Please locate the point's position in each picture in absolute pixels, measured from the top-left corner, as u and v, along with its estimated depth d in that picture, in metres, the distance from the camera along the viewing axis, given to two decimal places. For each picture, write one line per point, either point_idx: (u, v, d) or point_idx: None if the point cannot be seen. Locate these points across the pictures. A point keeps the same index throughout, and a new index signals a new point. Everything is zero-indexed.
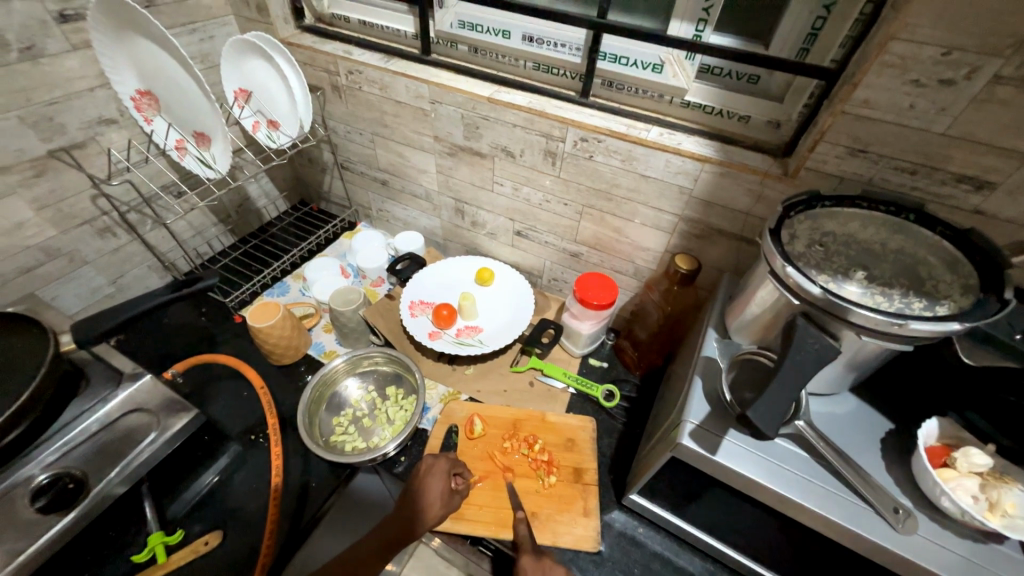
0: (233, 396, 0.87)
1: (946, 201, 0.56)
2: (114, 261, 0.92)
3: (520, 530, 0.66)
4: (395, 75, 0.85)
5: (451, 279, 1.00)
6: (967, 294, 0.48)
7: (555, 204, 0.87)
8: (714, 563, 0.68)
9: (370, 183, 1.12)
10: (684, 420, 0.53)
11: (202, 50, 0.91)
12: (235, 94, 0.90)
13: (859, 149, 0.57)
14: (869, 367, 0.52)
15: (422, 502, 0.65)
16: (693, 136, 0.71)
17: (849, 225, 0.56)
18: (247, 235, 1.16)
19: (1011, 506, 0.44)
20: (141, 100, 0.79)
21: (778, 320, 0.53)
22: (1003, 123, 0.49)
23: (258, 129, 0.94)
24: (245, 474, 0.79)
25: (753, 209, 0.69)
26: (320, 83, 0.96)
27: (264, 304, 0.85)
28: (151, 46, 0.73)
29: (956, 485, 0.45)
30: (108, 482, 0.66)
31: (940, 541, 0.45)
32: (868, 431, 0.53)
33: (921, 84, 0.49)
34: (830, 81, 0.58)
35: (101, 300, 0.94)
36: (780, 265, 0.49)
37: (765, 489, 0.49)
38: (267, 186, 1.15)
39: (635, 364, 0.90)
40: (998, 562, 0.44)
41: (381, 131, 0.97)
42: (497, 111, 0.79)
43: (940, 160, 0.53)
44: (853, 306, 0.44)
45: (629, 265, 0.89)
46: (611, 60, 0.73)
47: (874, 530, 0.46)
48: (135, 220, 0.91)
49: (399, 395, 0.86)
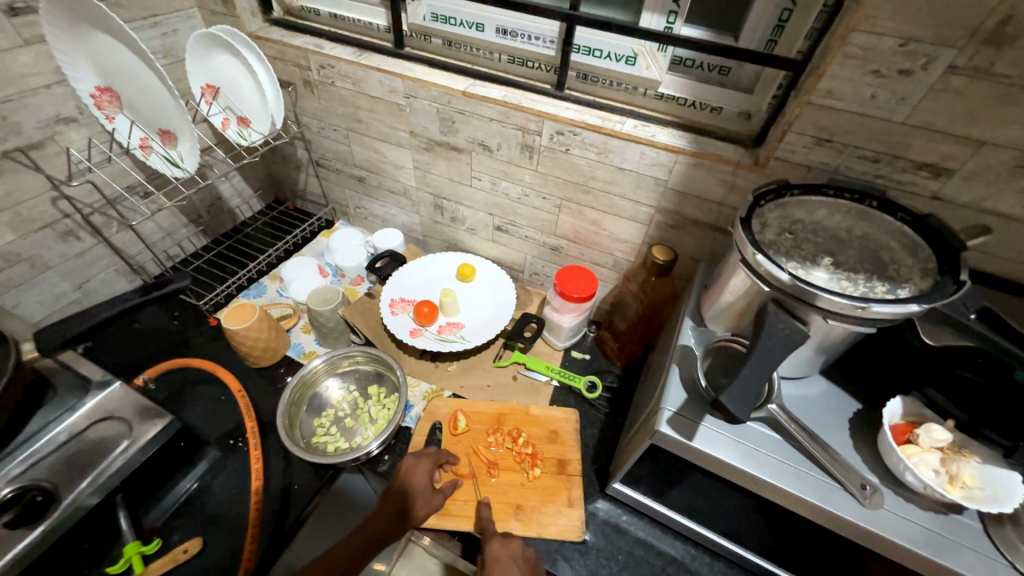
0: (210, 400, 0.85)
1: (907, 188, 0.58)
2: (79, 265, 0.89)
3: (482, 515, 0.67)
4: (368, 69, 0.83)
5: (432, 276, 0.99)
6: (926, 277, 0.50)
7: (534, 197, 0.87)
8: (695, 546, 0.70)
9: (347, 180, 1.10)
10: (662, 408, 0.54)
11: (165, 45, 0.88)
12: (201, 90, 0.87)
13: (825, 139, 0.58)
14: (837, 349, 0.54)
15: (406, 499, 0.65)
16: (667, 127, 0.72)
17: (816, 213, 0.57)
18: (220, 236, 1.13)
19: (970, 478, 0.47)
20: (101, 97, 0.76)
21: (750, 307, 0.54)
22: (958, 112, 0.51)
23: (228, 126, 0.91)
24: (224, 480, 0.77)
25: (726, 199, 0.70)
26: (291, 78, 0.94)
27: (240, 306, 0.83)
28: (112, 41, 0.71)
29: (918, 460, 0.47)
30: (80, 492, 0.63)
31: (906, 514, 0.47)
32: (838, 412, 0.55)
33: (881, 74, 0.51)
34: (797, 71, 0.59)
35: (67, 306, 0.91)
36: (750, 253, 0.50)
37: (740, 472, 0.50)
38: (239, 185, 1.13)
39: (617, 355, 0.91)
40: (957, 531, 0.46)
41: (355, 127, 0.96)
42: (473, 105, 0.79)
43: (901, 149, 0.55)
44: (820, 291, 0.46)
45: (608, 257, 0.89)
46: (585, 52, 0.73)
47: (844, 507, 0.47)
48: (100, 223, 0.88)
49: (382, 394, 0.85)
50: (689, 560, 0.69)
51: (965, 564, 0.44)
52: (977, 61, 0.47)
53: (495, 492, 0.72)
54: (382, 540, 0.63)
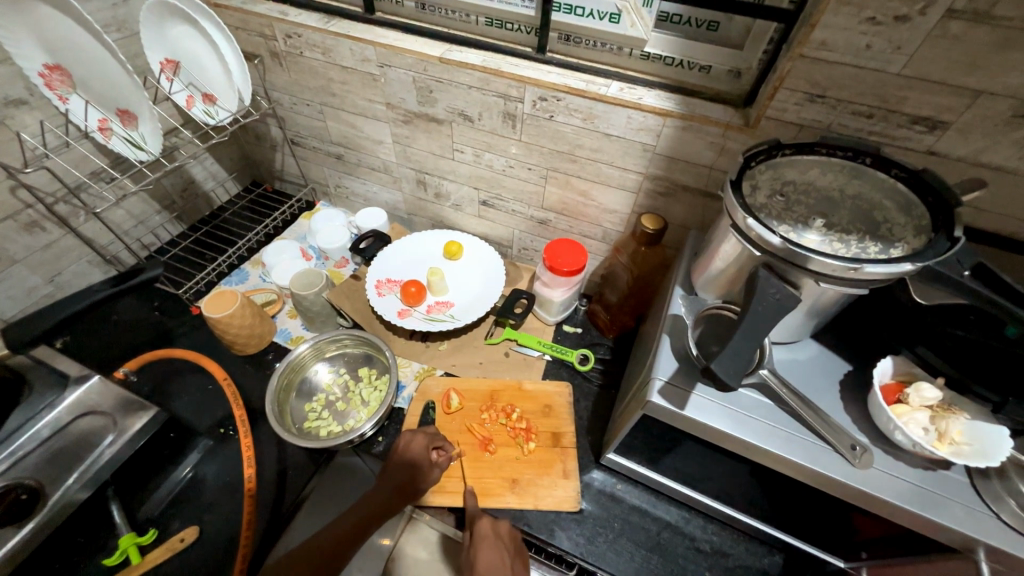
0: (198, 390, 0.84)
1: (901, 144, 0.56)
2: (48, 258, 0.85)
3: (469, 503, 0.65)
4: (337, 37, 0.78)
5: (418, 255, 0.97)
6: (920, 235, 0.49)
7: (519, 169, 0.84)
8: (689, 510, 0.71)
9: (325, 158, 1.06)
10: (653, 378, 0.53)
11: (117, 17, 0.82)
12: (161, 65, 0.80)
13: (817, 95, 0.56)
14: (829, 312, 0.53)
15: (407, 474, 0.65)
16: (654, 90, 0.68)
17: (808, 172, 0.56)
18: (197, 222, 1.09)
19: (958, 434, 0.47)
20: (51, 76, 0.71)
21: (741, 274, 0.53)
22: (955, 61, 0.48)
23: (193, 105, 0.86)
24: (218, 468, 0.77)
25: (716, 162, 0.68)
26: (256, 49, 0.88)
27: (220, 292, 0.80)
28: (56, 15, 0.66)
29: (908, 419, 0.48)
30: (68, 488, 0.63)
31: (893, 472, 0.47)
32: (828, 374, 0.55)
33: (876, 22, 0.48)
34: (788, 24, 0.56)
35: (40, 300, 0.87)
36: (741, 218, 0.48)
37: (734, 439, 0.50)
38: (213, 168, 1.08)
39: (609, 328, 0.90)
40: (943, 486, 0.46)
41: (329, 101, 0.91)
42: (450, 72, 0.75)
43: (896, 102, 0.53)
44: (812, 254, 0.44)
45: (597, 228, 0.88)
46: (567, 11, 0.69)
47: (835, 467, 0.48)
48: (65, 213, 0.84)
49: (372, 376, 0.84)
50: (683, 523, 0.70)
51: (951, 517, 0.44)
52: (978, 3, 0.44)
53: (492, 468, 0.72)
54: (383, 515, 0.64)
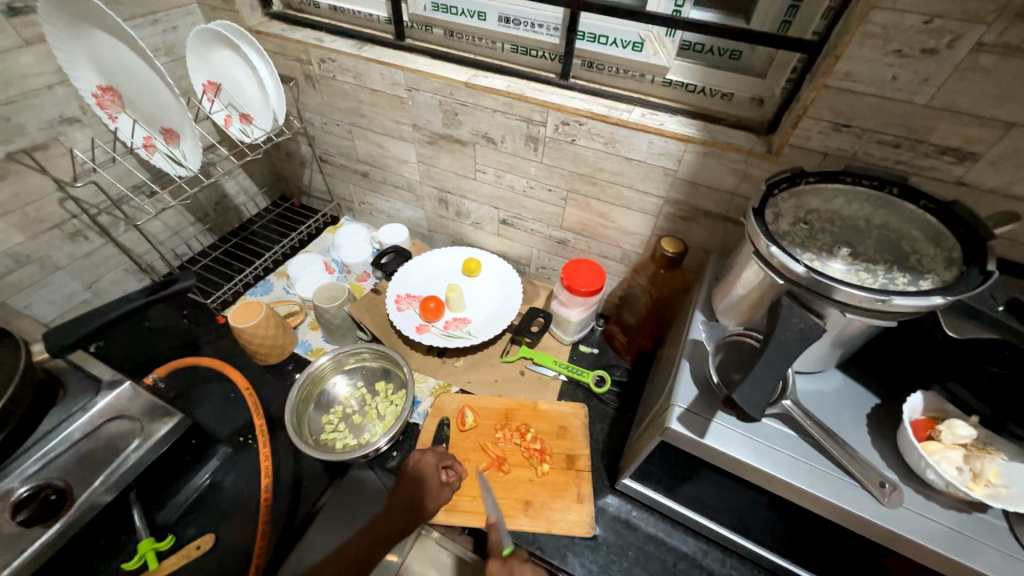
0: (220, 398, 0.86)
1: (930, 174, 0.55)
2: (88, 265, 0.89)
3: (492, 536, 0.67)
4: (368, 62, 0.82)
5: (438, 271, 0.99)
6: (950, 267, 0.48)
7: (539, 190, 0.86)
8: (707, 542, 0.69)
9: (351, 175, 1.10)
10: (672, 404, 0.53)
11: (165, 42, 0.88)
12: (202, 87, 0.86)
13: (842, 124, 0.56)
14: (855, 342, 0.52)
15: (413, 495, 0.65)
16: (676, 115, 0.69)
17: (832, 201, 0.55)
18: (227, 234, 1.13)
19: (994, 476, 0.45)
20: (103, 96, 0.76)
21: (764, 300, 0.52)
22: (984, 93, 0.48)
23: (231, 124, 0.91)
24: (235, 477, 0.78)
25: (737, 188, 0.68)
26: (292, 72, 0.93)
27: (247, 303, 0.83)
28: (111, 41, 0.70)
29: (941, 457, 0.46)
30: (92, 491, 0.65)
31: (925, 512, 0.45)
32: (856, 407, 0.53)
33: (903, 54, 0.48)
34: (812, 54, 0.56)
35: (78, 306, 0.91)
36: (764, 245, 0.48)
37: (755, 470, 0.49)
38: (245, 182, 1.12)
39: (626, 349, 0.90)
40: (980, 530, 0.44)
41: (358, 122, 0.95)
42: (475, 97, 0.77)
43: (923, 133, 0.53)
44: (837, 284, 0.44)
45: (616, 250, 0.88)
46: (590, 39, 0.71)
47: (862, 505, 0.46)
48: (107, 223, 0.88)
49: (389, 391, 0.85)
50: (701, 556, 0.68)
51: (990, 565, 0.42)
52: (1008, 37, 0.44)
53: (503, 489, 0.71)
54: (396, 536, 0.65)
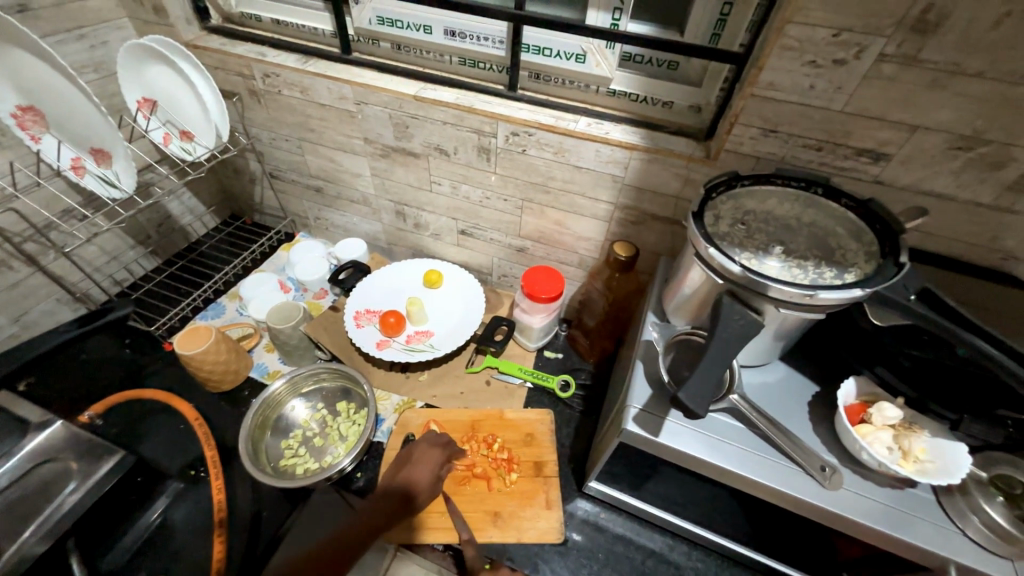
0: (168, 430, 0.81)
1: (850, 174, 0.60)
2: (14, 297, 0.83)
3: (466, 553, 0.66)
4: (314, 76, 0.81)
5: (398, 284, 0.97)
6: (870, 260, 0.51)
7: (495, 200, 0.87)
8: (673, 537, 0.70)
9: (304, 191, 1.07)
10: (628, 406, 0.54)
11: (94, 59, 0.83)
12: (138, 104, 0.81)
13: (771, 130, 0.59)
14: (793, 335, 0.55)
15: (409, 487, 0.65)
16: (621, 124, 0.72)
17: (766, 202, 0.59)
18: (173, 256, 1.08)
19: (922, 452, 0.48)
20: (23, 117, 0.70)
21: (708, 300, 0.55)
22: (890, 99, 0.52)
23: (170, 142, 0.87)
24: (188, 512, 0.74)
25: (682, 192, 0.70)
26: (235, 88, 0.90)
27: (194, 328, 0.79)
28: (31, 58, 0.66)
29: (873, 439, 0.49)
30: (23, 542, 0.61)
31: (863, 492, 0.48)
32: (797, 396, 0.56)
33: (817, 64, 0.52)
34: (739, 65, 0.60)
35: (3, 341, 0.84)
36: (703, 247, 0.51)
37: (708, 465, 0.51)
38: (190, 202, 1.07)
39: (589, 352, 0.91)
40: (911, 504, 0.48)
41: (307, 136, 0.93)
42: (425, 109, 0.77)
43: (842, 136, 0.57)
44: (770, 281, 0.46)
45: (573, 255, 0.89)
46: (535, 52, 0.72)
47: (807, 490, 0.48)
48: (34, 251, 0.82)
49: (350, 410, 0.82)
50: (668, 551, 0.69)
51: (920, 536, 0.45)
52: (905, 49, 0.48)
53: (472, 503, 0.71)
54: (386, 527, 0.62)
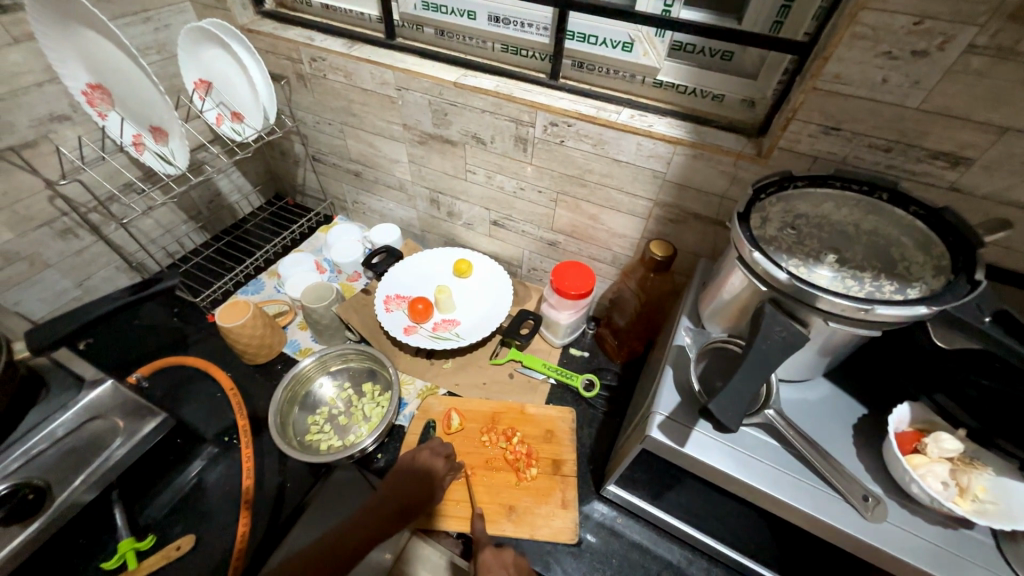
0: (207, 398, 0.86)
1: (922, 179, 0.54)
2: (79, 263, 0.90)
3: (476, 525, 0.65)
4: (358, 61, 0.81)
5: (428, 272, 0.98)
6: (938, 276, 0.46)
7: (530, 191, 0.85)
8: (692, 551, 0.68)
9: (344, 175, 1.09)
10: (653, 412, 0.52)
11: (157, 40, 0.88)
12: (194, 85, 0.85)
13: (832, 127, 0.54)
14: (841, 351, 0.51)
15: (408, 498, 0.64)
16: (666, 117, 0.68)
17: (822, 206, 0.54)
18: (220, 232, 1.13)
19: (982, 491, 0.44)
20: (93, 94, 0.75)
21: (748, 307, 0.51)
22: (978, 96, 0.47)
23: (222, 124, 0.90)
24: (219, 475, 0.78)
25: (727, 191, 0.66)
26: (283, 71, 0.93)
27: (235, 302, 0.83)
28: (100, 40, 0.70)
29: (926, 471, 0.45)
30: (74, 489, 0.65)
31: (909, 527, 0.44)
32: (841, 417, 0.52)
33: (893, 56, 0.47)
34: (802, 55, 0.55)
35: (68, 303, 0.92)
36: (747, 251, 0.47)
37: (735, 481, 0.48)
38: (239, 181, 1.12)
39: (617, 353, 0.89)
40: (966, 547, 0.43)
41: (349, 121, 0.94)
42: (464, 97, 0.76)
43: (916, 137, 0.51)
44: (821, 292, 0.43)
45: (607, 252, 0.87)
46: (580, 39, 0.70)
47: (844, 519, 0.45)
48: (98, 221, 0.88)
49: (375, 392, 0.84)
50: (686, 565, 0.67)
51: None
52: (1000, 39, 0.43)
53: (490, 493, 0.70)
54: (379, 536, 0.61)
